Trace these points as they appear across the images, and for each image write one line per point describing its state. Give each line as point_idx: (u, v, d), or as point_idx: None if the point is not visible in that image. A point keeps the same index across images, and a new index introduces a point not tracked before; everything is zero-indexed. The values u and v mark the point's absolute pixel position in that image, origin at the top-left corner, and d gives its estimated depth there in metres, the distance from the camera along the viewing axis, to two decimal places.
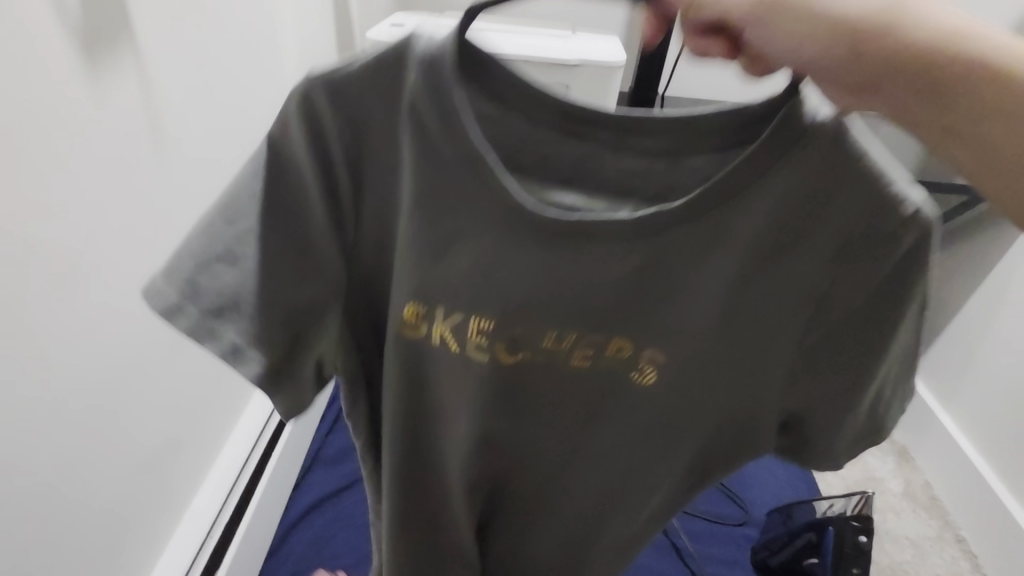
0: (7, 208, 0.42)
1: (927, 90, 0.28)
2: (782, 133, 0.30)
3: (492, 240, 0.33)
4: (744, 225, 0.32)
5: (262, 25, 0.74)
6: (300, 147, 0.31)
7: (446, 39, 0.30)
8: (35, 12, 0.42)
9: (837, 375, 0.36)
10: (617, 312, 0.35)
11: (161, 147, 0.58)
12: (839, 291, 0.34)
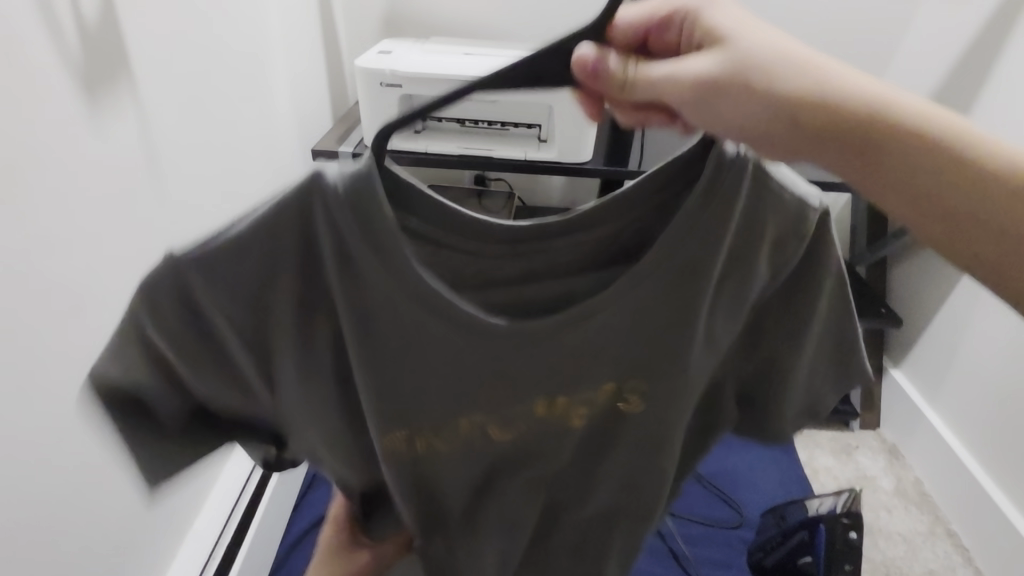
0: (14, 242, 0.44)
1: (846, 147, 0.32)
2: (714, 200, 0.33)
3: (465, 338, 0.35)
4: (701, 265, 0.34)
5: (252, 54, 0.77)
6: (218, 307, 0.32)
7: (358, 168, 0.31)
8: (37, 56, 0.44)
9: (777, 336, 0.41)
10: (596, 366, 0.37)
11: (159, 177, 0.60)
12: (767, 280, 0.38)
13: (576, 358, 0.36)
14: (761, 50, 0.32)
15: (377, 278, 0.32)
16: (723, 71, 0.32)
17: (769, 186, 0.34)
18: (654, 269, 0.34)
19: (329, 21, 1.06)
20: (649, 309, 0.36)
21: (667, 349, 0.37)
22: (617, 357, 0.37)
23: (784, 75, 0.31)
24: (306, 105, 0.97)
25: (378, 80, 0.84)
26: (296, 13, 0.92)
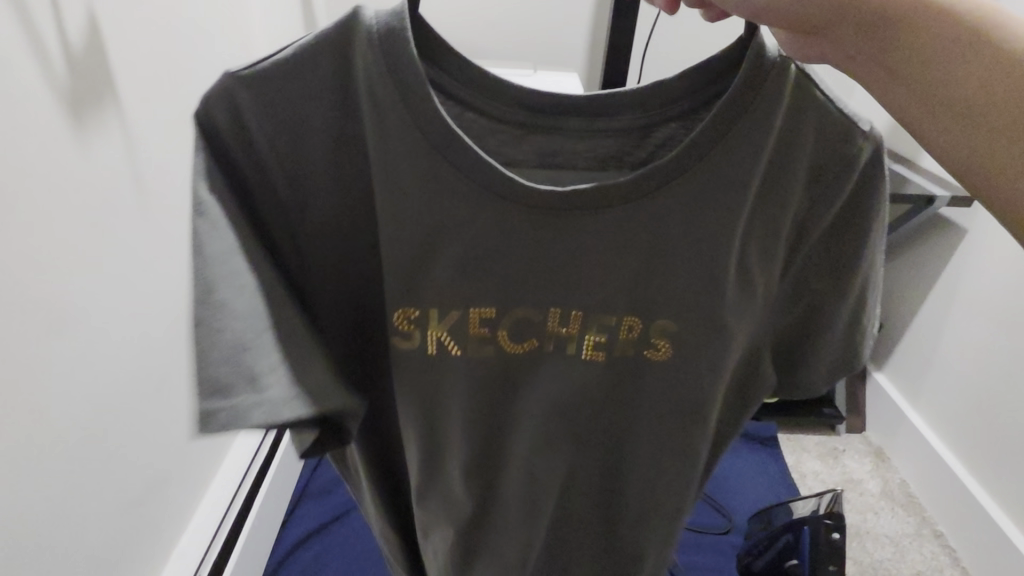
0: (7, 261, 0.45)
1: (870, 29, 0.34)
2: (747, 84, 0.33)
3: (482, 211, 0.34)
4: (738, 162, 0.34)
5: (237, 74, 0.79)
6: (259, 140, 0.34)
7: (390, 13, 0.33)
8: (28, 82, 0.46)
9: (820, 275, 0.41)
10: (631, 279, 0.36)
11: (143, 193, 0.61)
12: (816, 211, 0.38)
13: (594, 238, 0.35)
14: None
15: (397, 124, 0.33)
16: None
17: (811, 93, 0.35)
18: (699, 155, 0.34)
19: (315, 40, 1.08)
20: (674, 202, 0.34)
21: (703, 247, 0.35)
22: (656, 279, 0.36)
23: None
24: None
25: None
26: (282, 30, 0.94)
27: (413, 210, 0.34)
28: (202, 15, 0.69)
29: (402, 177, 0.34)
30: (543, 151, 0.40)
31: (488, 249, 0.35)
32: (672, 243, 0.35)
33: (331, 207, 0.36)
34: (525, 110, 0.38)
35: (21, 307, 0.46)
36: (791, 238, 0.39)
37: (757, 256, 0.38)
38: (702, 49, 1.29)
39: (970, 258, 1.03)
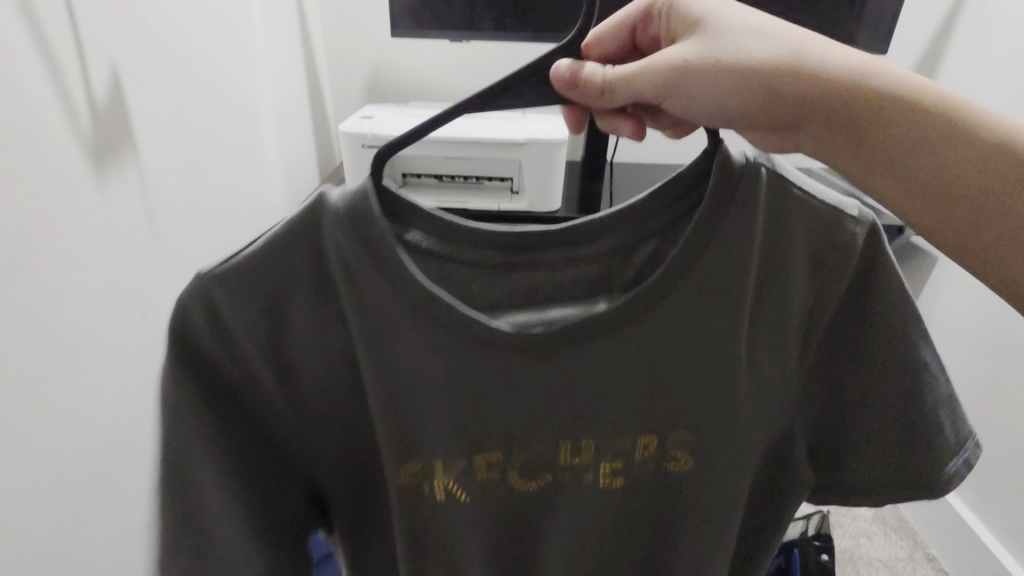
0: (28, 297, 0.48)
1: (840, 122, 0.36)
2: (710, 214, 0.35)
3: (469, 355, 0.36)
4: (723, 275, 0.36)
5: (245, 123, 0.84)
6: (235, 326, 0.35)
7: (350, 194, 0.35)
8: (54, 134, 0.50)
9: (853, 371, 0.40)
10: (632, 404, 0.39)
11: (156, 233, 0.65)
12: (823, 309, 0.38)
13: (592, 375, 0.37)
14: (738, 27, 0.36)
15: (377, 288, 0.35)
16: (698, 55, 0.37)
17: (791, 200, 0.37)
18: (676, 279, 0.36)
19: (317, 88, 1.14)
20: (666, 338, 0.37)
21: (706, 367, 0.38)
22: (669, 403, 0.39)
23: (759, 49, 0.36)
24: (294, 164, 1.03)
25: (360, 142, 0.91)
26: (287, 79, 0.99)
27: (410, 368, 0.37)
28: (213, 71, 0.75)
29: (384, 331, 0.36)
30: (531, 292, 0.38)
31: (487, 394, 0.37)
32: (676, 370, 0.38)
33: (318, 379, 0.37)
34: (505, 255, 0.38)
35: (40, 336, 0.50)
36: (802, 338, 0.39)
37: (769, 353, 0.39)
38: None
39: (944, 284, 1.08)
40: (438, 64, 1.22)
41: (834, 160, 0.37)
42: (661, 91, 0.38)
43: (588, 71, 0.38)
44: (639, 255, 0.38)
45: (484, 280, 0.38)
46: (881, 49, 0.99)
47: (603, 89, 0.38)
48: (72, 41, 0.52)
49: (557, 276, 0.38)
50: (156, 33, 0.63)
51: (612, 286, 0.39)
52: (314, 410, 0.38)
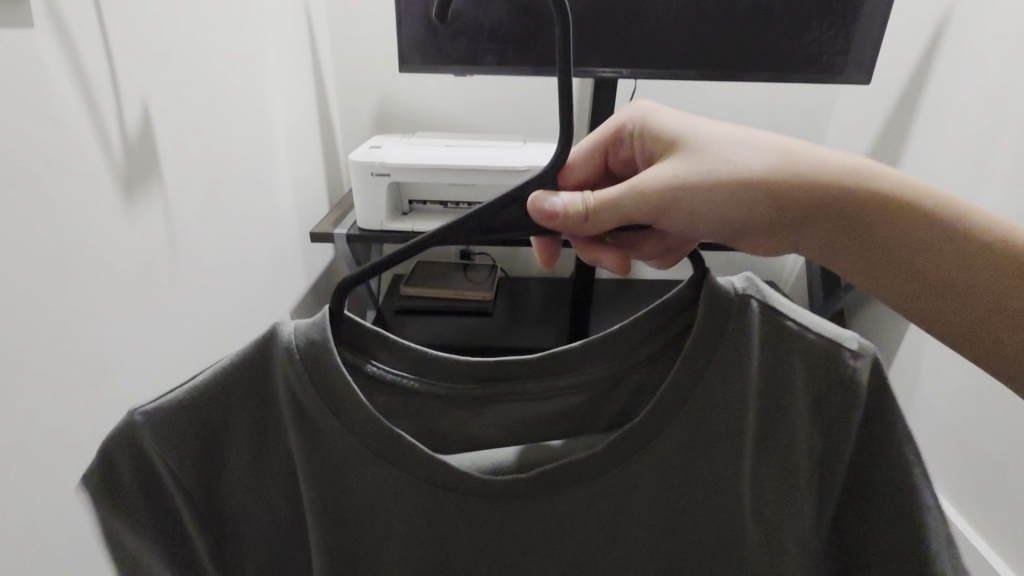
0: (62, 315, 0.52)
1: (834, 220, 0.43)
2: (691, 363, 0.42)
3: (436, 504, 0.42)
4: (710, 416, 0.43)
5: (260, 154, 0.89)
6: (154, 462, 0.39)
7: (301, 332, 0.40)
8: (91, 164, 0.55)
9: (869, 524, 0.42)
10: (626, 539, 0.44)
11: (177, 255, 0.69)
12: (834, 455, 0.42)
13: (581, 517, 0.43)
14: (725, 147, 0.45)
15: (332, 429, 0.40)
16: (685, 172, 0.44)
17: (788, 338, 0.42)
18: (664, 428, 0.42)
19: (327, 120, 1.20)
20: (658, 481, 0.43)
21: (684, 502, 0.44)
22: (636, 540, 0.44)
23: (749, 158, 0.44)
24: (305, 192, 1.08)
25: (370, 171, 0.96)
26: (300, 112, 1.05)
27: (358, 506, 0.42)
28: (234, 107, 0.80)
29: (336, 471, 0.42)
30: (511, 428, 0.47)
31: (447, 538, 0.43)
32: (654, 511, 0.43)
33: (257, 499, 0.42)
34: (480, 377, 0.46)
35: (72, 352, 0.53)
36: (817, 479, 0.43)
37: (775, 496, 0.43)
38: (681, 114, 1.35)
39: None
40: (444, 96, 1.28)
41: (837, 259, 0.45)
42: (656, 205, 0.44)
43: (564, 202, 0.43)
44: (625, 390, 0.46)
45: (470, 408, 0.46)
46: (863, 78, 1.04)
47: (590, 211, 0.44)
48: (110, 81, 0.57)
49: (536, 411, 0.47)
50: (183, 73, 0.68)
51: (595, 417, 0.47)
52: (238, 536, 0.42)
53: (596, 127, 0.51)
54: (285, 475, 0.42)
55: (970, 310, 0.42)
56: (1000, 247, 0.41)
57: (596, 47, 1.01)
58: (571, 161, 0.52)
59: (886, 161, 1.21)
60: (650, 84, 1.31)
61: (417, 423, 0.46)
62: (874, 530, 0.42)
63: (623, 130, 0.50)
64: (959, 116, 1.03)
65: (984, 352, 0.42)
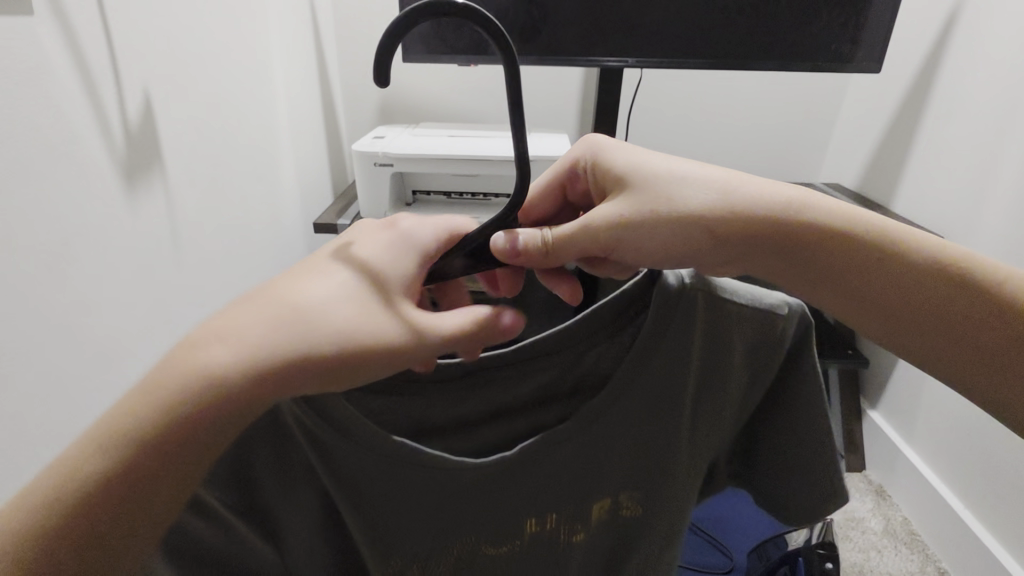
0: (65, 303, 0.52)
1: (773, 250, 0.46)
2: (654, 336, 0.44)
3: (435, 475, 0.44)
4: (663, 385, 0.46)
5: (262, 145, 0.88)
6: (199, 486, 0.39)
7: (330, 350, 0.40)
8: (91, 154, 0.55)
9: (786, 435, 0.50)
10: (601, 473, 0.50)
11: (180, 246, 0.69)
12: (759, 385, 0.50)
13: (561, 470, 0.48)
14: (667, 185, 0.46)
15: (328, 432, 0.41)
16: (630, 209, 0.46)
17: (727, 307, 0.46)
18: (629, 388, 0.46)
19: (331, 112, 1.20)
20: (623, 430, 0.48)
21: (648, 449, 0.49)
22: (607, 476, 0.50)
23: (691, 196, 0.46)
24: (309, 182, 1.08)
25: (372, 160, 0.96)
26: (303, 101, 1.05)
27: (369, 491, 0.45)
28: (235, 94, 0.80)
29: (335, 461, 0.43)
30: (489, 404, 0.49)
31: (454, 499, 0.47)
32: (617, 456, 0.49)
33: (281, 489, 0.43)
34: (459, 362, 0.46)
35: (73, 341, 0.53)
36: (742, 403, 0.51)
37: (709, 426, 0.50)
38: (687, 105, 1.34)
39: None
40: (447, 85, 1.27)
41: (783, 282, 0.48)
42: (611, 238, 0.46)
43: (524, 238, 0.45)
44: (586, 361, 0.48)
45: (450, 385, 0.47)
46: (874, 67, 1.02)
47: (548, 244, 0.46)
48: (110, 71, 0.56)
49: (510, 391, 0.48)
50: (185, 60, 0.68)
51: (562, 382, 0.49)
52: (279, 521, 0.44)
53: (553, 164, 0.55)
54: (306, 471, 0.44)
55: (904, 323, 0.44)
56: (941, 266, 0.44)
57: (601, 36, 0.99)
58: (529, 199, 0.55)
59: (896, 152, 1.19)
60: (656, 74, 1.30)
61: (406, 400, 0.47)
62: (785, 445, 0.51)
63: (578, 164, 0.54)
64: (971, 105, 1.01)
65: (935, 362, 0.44)
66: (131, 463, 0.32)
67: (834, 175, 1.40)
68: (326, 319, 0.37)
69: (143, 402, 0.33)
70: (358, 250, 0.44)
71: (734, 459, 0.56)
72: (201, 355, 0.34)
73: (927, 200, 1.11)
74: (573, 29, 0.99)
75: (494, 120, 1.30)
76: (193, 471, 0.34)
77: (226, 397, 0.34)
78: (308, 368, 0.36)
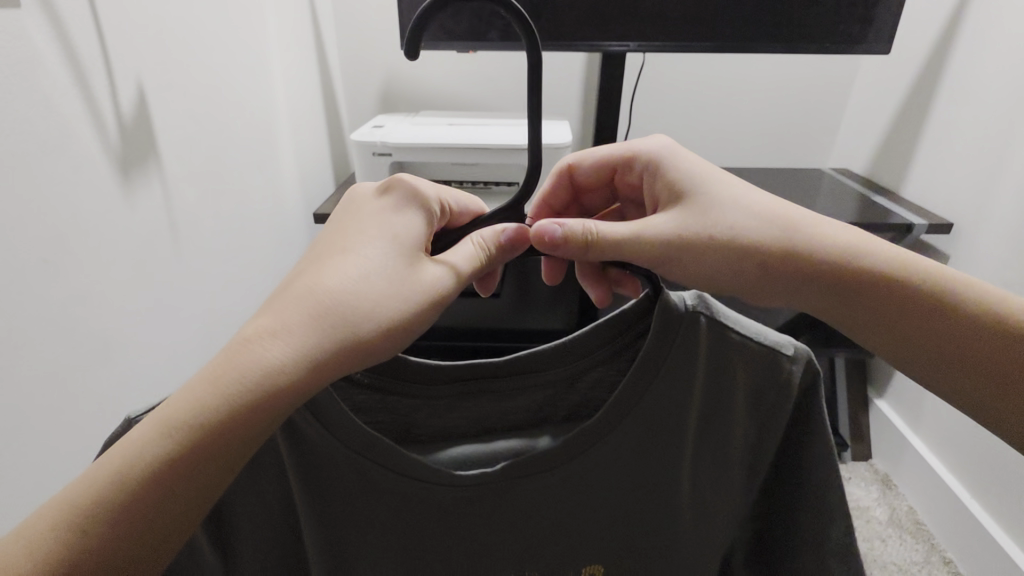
0: (63, 294, 0.53)
1: (819, 283, 0.46)
2: (658, 345, 0.44)
3: (422, 504, 0.45)
4: (662, 412, 0.46)
5: (260, 134, 0.88)
6: None
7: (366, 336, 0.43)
8: (85, 146, 0.55)
9: (806, 488, 0.49)
10: (593, 521, 0.49)
11: (177, 237, 0.69)
12: (767, 435, 0.49)
13: (553, 502, 0.47)
14: (721, 212, 0.47)
15: (328, 447, 0.43)
16: (682, 228, 0.46)
17: (723, 329, 0.46)
18: (628, 413, 0.45)
19: (332, 100, 1.19)
20: (620, 468, 0.48)
21: (641, 488, 0.49)
22: (598, 530, 0.50)
23: (744, 224, 0.47)
24: (310, 172, 1.09)
25: (371, 150, 0.96)
26: (303, 90, 1.04)
27: (347, 509, 0.45)
28: (232, 84, 0.79)
29: (326, 478, 0.44)
30: (476, 420, 0.49)
31: (434, 533, 0.46)
32: (614, 492, 0.48)
33: (250, 485, 0.43)
34: (457, 378, 0.48)
35: (71, 332, 0.54)
36: (749, 450, 0.50)
37: (710, 468, 0.50)
38: (693, 88, 1.32)
39: None
40: (447, 72, 1.26)
41: (824, 313, 0.48)
42: (661, 255, 0.46)
43: (567, 231, 0.45)
44: (583, 383, 0.50)
45: (443, 410, 0.48)
46: (884, 49, 1.00)
47: (593, 240, 0.45)
48: (103, 62, 0.57)
49: (500, 407, 0.49)
50: (179, 50, 0.68)
51: (555, 409, 0.50)
52: (240, 515, 0.44)
53: (615, 146, 0.54)
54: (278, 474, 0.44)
55: (944, 363, 0.45)
56: (994, 320, 0.44)
57: (602, 19, 0.98)
58: (580, 162, 0.56)
59: (906, 136, 1.16)
60: (661, 57, 1.27)
61: (394, 422, 0.48)
62: (802, 507, 0.50)
63: (634, 161, 0.53)
64: (984, 86, 0.98)
65: (969, 401, 0.45)
66: (192, 421, 0.34)
67: (841, 159, 1.37)
68: (360, 309, 0.39)
69: (194, 410, 0.35)
70: (369, 218, 0.44)
71: (743, 526, 0.54)
72: (249, 356, 0.36)
73: (938, 185, 1.08)
74: (575, 13, 0.97)
75: (496, 106, 1.29)
76: (252, 445, 0.36)
77: (280, 398, 0.36)
78: (355, 353, 0.39)
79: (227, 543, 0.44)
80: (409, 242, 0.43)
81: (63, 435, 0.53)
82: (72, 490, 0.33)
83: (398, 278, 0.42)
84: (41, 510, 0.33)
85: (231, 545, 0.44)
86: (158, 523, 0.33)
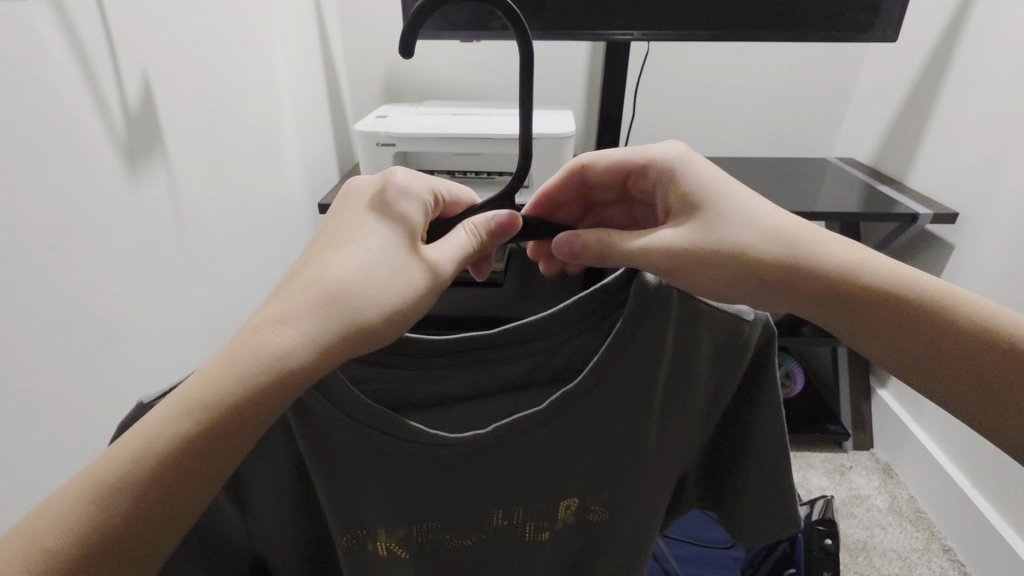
0: (72, 285, 0.54)
1: (813, 288, 0.46)
2: (639, 313, 0.45)
3: (417, 462, 0.46)
4: (642, 371, 0.47)
5: (265, 127, 0.89)
6: None
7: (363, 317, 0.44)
8: (92, 138, 0.56)
9: (762, 431, 0.51)
10: (571, 466, 0.51)
11: (183, 227, 0.70)
12: (723, 387, 0.51)
13: (537, 454, 0.49)
14: (721, 219, 0.47)
15: (323, 411, 0.43)
16: (686, 237, 0.47)
17: (695, 301, 0.47)
18: (608, 374, 0.46)
19: (335, 91, 1.20)
20: (600, 421, 0.49)
21: (616, 437, 0.50)
22: (576, 472, 0.52)
23: (738, 232, 0.47)
24: (314, 163, 1.09)
25: (374, 140, 0.96)
26: (307, 81, 1.05)
27: (345, 465, 0.46)
28: (235, 76, 0.80)
29: (325, 439, 0.45)
30: (469, 386, 0.50)
31: (427, 480, 0.48)
32: (592, 440, 0.50)
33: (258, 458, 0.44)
34: (451, 349, 0.48)
35: (80, 320, 0.55)
36: (708, 398, 0.51)
37: (676, 418, 0.51)
38: (698, 76, 1.31)
39: (960, 270, 1.05)
40: (450, 61, 1.25)
41: (818, 318, 0.48)
42: (666, 261, 0.46)
43: (585, 239, 0.48)
44: (567, 350, 0.51)
45: (435, 378, 0.49)
46: (890, 37, 0.99)
47: (606, 248, 0.47)
48: (109, 55, 0.57)
49: (492, 373, 0.50)
50: (182, 41, 0.68)
51: (539, 374, 0.52)
52: (252, 485, 0.45)
53: (632, 150, 0.54)
54: (282, 442, 0.45)
55: (939, 369, 0.45)
56: (987, 330, 0.44)
57: (607, 8, 0.97)
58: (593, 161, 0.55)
59: (912, 124, 1.15)
60: (665, 46, 1.27)
61: (391, 393, 0.49)
62: (752, 442, 0.52)
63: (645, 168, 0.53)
64: (992, 74, 0.97)
65: (966, 408, 0.45)
66: (200, 404, 0.35)
67: (847, 149, 1.36)
68: (362, 297, 0.40)
69: (201, 394, 0.35)
70: (367, 209, 0.45)
71: (701, 456, 0.56)
72: (254, 346, 0.37)
73: (944, 174, 1.08)
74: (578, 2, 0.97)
75: (499, 95, 1.29)
76: (260, 426, 0.37)
77: (286, 381, 0.37)
78: (357, 340, 0.40)
79: (242, 508, 0.45)
80: (407, 229, 0.44)
81: (72, 421, 0.55)
82: (83, 477, 0.34)
83: (398, 269, 0.42)
84: (55, 494, 0.33)
85: (247, 510, 0.45)
86: (171, 503, 0.34)
